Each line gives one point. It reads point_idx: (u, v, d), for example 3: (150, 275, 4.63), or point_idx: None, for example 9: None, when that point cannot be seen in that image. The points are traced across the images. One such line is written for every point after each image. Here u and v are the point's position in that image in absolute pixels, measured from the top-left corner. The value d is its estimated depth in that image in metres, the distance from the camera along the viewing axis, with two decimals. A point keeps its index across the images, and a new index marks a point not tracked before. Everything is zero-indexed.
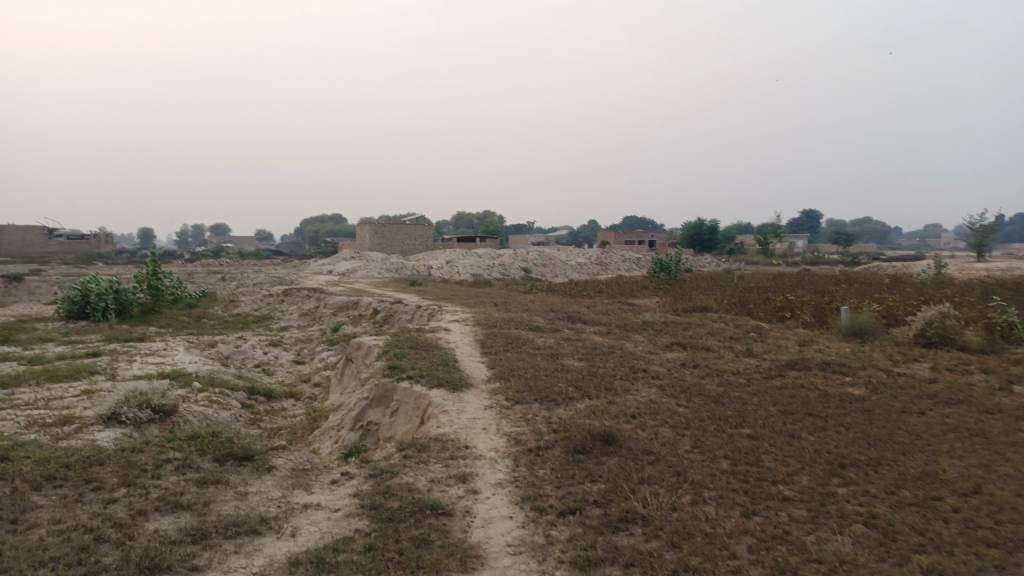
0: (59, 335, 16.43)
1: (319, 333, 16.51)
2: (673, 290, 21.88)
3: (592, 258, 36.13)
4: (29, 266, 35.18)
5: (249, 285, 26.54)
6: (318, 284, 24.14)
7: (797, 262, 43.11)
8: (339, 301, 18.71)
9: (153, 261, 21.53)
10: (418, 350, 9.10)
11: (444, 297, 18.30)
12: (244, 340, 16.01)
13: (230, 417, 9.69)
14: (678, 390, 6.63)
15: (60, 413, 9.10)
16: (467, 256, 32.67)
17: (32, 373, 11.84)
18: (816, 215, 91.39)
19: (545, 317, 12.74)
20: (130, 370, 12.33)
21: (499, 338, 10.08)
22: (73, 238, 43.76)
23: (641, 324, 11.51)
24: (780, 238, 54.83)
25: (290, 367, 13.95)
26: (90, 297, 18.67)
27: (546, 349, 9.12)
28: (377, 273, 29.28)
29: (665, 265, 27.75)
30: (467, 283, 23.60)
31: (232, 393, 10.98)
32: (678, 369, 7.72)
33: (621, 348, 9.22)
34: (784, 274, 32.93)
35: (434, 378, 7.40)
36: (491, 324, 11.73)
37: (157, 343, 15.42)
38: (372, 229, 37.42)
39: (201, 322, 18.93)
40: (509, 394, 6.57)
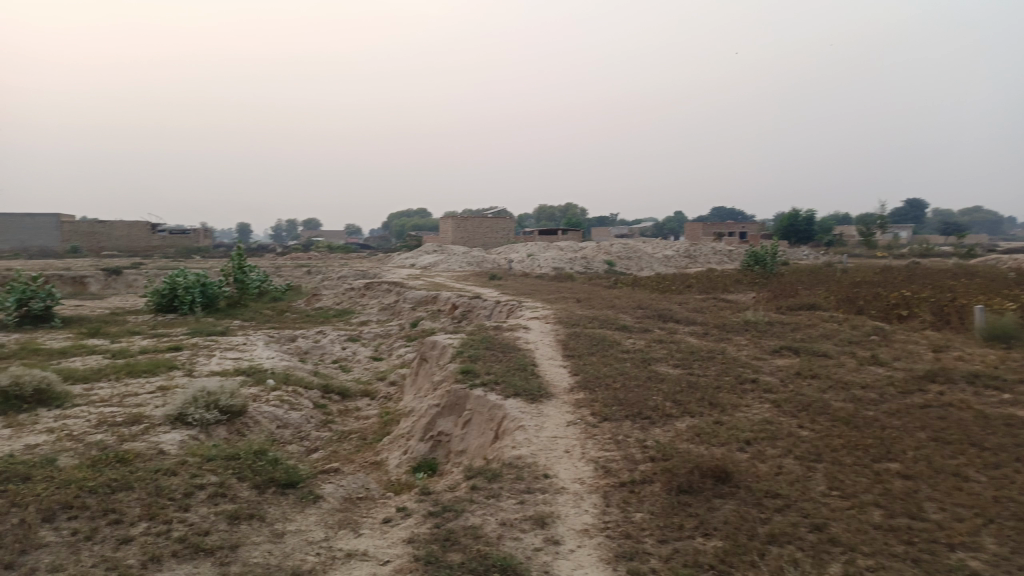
0: (146, 329, 16.63)
1: (397, 329, 16.08)
2: (771, 285, 20.37)
3: (680, 250, 34.63)
4: (132, 260, 36.77)
5: (332, 279, 26.57)
6: (399, 278, 23.82)
7: (903, 254, 40.19)
8: (419, 296, 18.26)
9: (239, 254, 21.72)
10: (495, 351, 8.37)
11: (525, 292, 17.49)
12: (323, 335, 15.73)
13: (300, 419, 9.23)
14: (798, 409, 5.63)
15: (131, 412, 8.85)
16: (550, 249, 31.86)
17: (114, 368, 11.82)
18: (923, 203, 85.82)
19: (633, 315, 11.79)
20: (208, 365, 12.17)
21: (584, 339, 9.22)
22: (174, 234, 45.54)
23: (742, 324, 10.39)
24: (884, 229, 51.41)
25: (368, 363, 13.52)
26: (178, 290, 18.91)
27: (637, 353, 8.23)
28: (458, 266, 28.88)
29: (761, 258, 26.13)
30: (549, 277, 22.81)
31: (306, 391, 10.58)
32: (794, 381, 6.68)
33: (722, 353, 8.21)
34: (892, 267, 30.58)
35: (511, 386, 6.63)
36: (574, 323, 10.89)
37: (238, 337, 15.34)
38: (454, 221, 37.15)
39: (284, 315, 18.87)
40: (595, 408, 5.73)
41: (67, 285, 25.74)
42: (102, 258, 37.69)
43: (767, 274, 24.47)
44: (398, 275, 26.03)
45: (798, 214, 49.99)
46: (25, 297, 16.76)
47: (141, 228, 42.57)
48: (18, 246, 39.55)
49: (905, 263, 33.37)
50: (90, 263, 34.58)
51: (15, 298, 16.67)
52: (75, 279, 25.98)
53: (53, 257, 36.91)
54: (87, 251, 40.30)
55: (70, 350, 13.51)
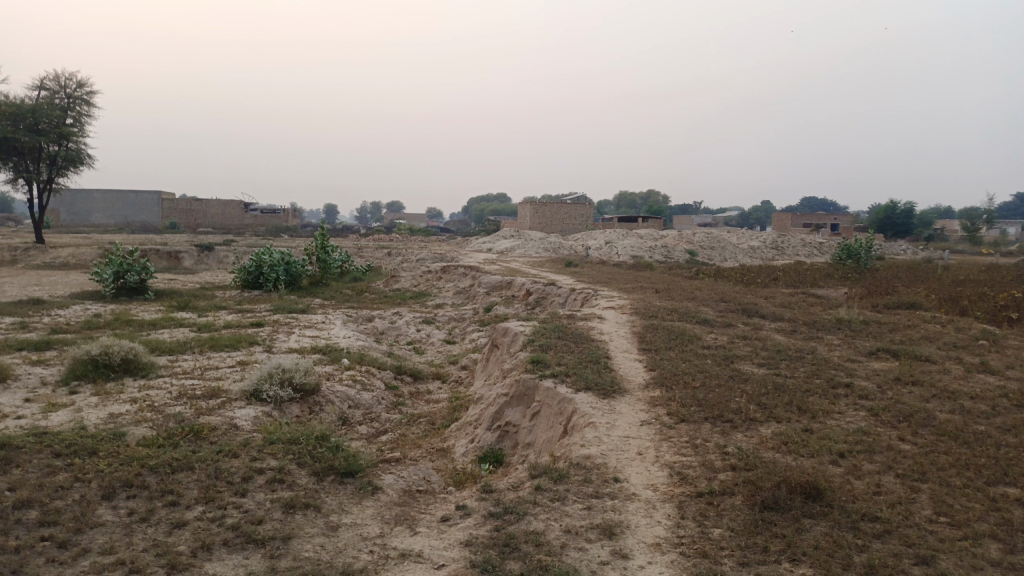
0: (232, 304, 17.16)
1: (472, 313, 16.01)
2: (864, 281, 19.28)
3: (767, 242, 33.33)
4: (224, 237, 38.22)
5: (411, 261, 26.84)
6: (476, 262, 23.79)
7: (1012, 252, 37.49)
8: (494, 281, 18.15)
9: (322, 233, 22.08)
10: (568, 341, 8.12)
11: (602, 280, 17.11)
12: (399, 317, 15.82)
13: (372, 399, 9.23)
14: (897, 421, 5.15)
15: (210, 386, 9.06)
16: (630, 237, 31.23)
17: (198, 341, 12.18)
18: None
19: (715, 308, 11.30)
20: (287, 342, 12.39)
21: (662, 331, 8.85)
22: (264, 213, 47.11)
23: (834, 323, 9.76)
24: (991, 224, 48.11)
25: (441, 346, 13.48)
26: (263, 267, 19.43)
27: (718, 349, 7.81)
28: (536, 252, 28.68)
29: (853, 252, 24.81)
30: (628, 266, 22.30)
31: (379, 372, 10.61)
32: (892, 388, 6.16)
33: (811, 354, 7.70)
34: (1000, 264, 28.51)
35: (583, 378, 6.36)
36: (652, 314, 10.50)
37: (316, 315, 15.60)
38: (533, 207, 36.93)
39: (362, 295, 19.12)
40: (672, 407, 5.41)
41: (163, 259, 26.96)
42: (197, 234, 39.36)
43: (859, 269, 23.20)
44: (476, 259, 26.02)
45: (895, 207, 47.35)
46: (121, 270, 17.55)
47: (234, 206, 44.24)
48: (122, 221, 41.80)
49: (1014, 261, 31.08)
50: (185, 239, 36.17)
51: (113, 270, 17.48)
52: (170, 254, 27.18)
53: (153, 232, 38.79)
54: (184, 227, 42.17)
55: (160, 322, 14.04)
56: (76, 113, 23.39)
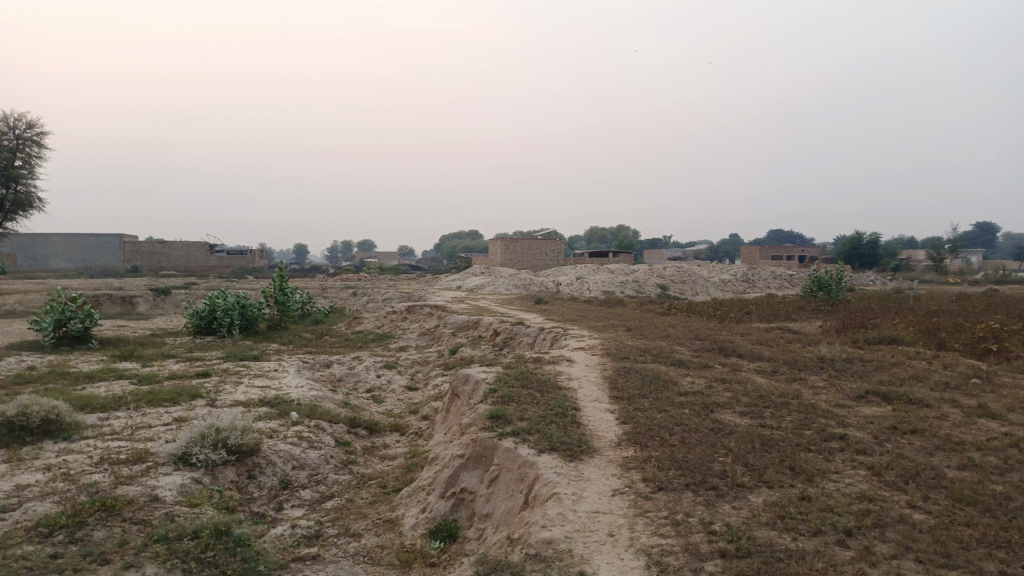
0: (181, 351, 16.19)
1: (436, 356, 15.22)
2: (839, 313, 18.90)
3: (737, 274, 33.11)
4: (185, 280, 36.96)
5: (376, 301, 26.03)
6: (443, 301, 23.02)
7: (978, 280, 37.79)
8: (460, 321, 17.42)
9: (281, 275, 21.06)
10: (532, 390, 7.39)
11: (572, 318, 16.49)
12: (359, 362, 14.98)
13: (319, 458, 8.38)
14: (905, 483, 4.49)
15: (136, 448, 8.16)
16: (601, 272, 30.74)
17: (135, 395, 11.22)
18: (994, 228, 81.69)
19: (690, 347, 10.67)
20: (233, 394, 11.47)
21: (634, 376, 8.18)
22: (229, 254, 45.94)
23: (816, 361, 9.17)
24: (956, 254, 48.65)
25: (402, 394, 12.65)
26: (216, 312, 18.45)
27: (695, 395, 7.15)
28: (505, 289, 28.03)
29: (825, 283, 24.53)
30: (599, 302, 21.72)
31: (331, 426, 9.77)
32: (892, 440, 5.53)
33: (797, 398, 7.07)
34: (970, 294, 28.50)
35: (547, 435, 5.62)
36: (624, 356, 9.84)
37: (270, 362, 14.69)
38: (503, 244, 36.42)
39: (322, 339, 18.25)
40: (648, 471, 4.70)
41: (116, 304, 25.76)
42: (157, 277, 38.07)
43: (831, 301, 22.93)
44: (444, 297, 25.24)
45: (861, 238, 47.76)
46: (63, 318, 16.48)
47: (199, 248, 43.08)
48: (81, 266, 40.34)
49: (981, 290, 31.15)
50: (144, 283, 34.92)
51: (53, 318, 16.43)
52: (124, 299, 26.03)
53: (111, 276, 37.53)
54: (146, 270, 40.85)
55: (98, 374, 13.04)
56: (24, 154, 22.42)
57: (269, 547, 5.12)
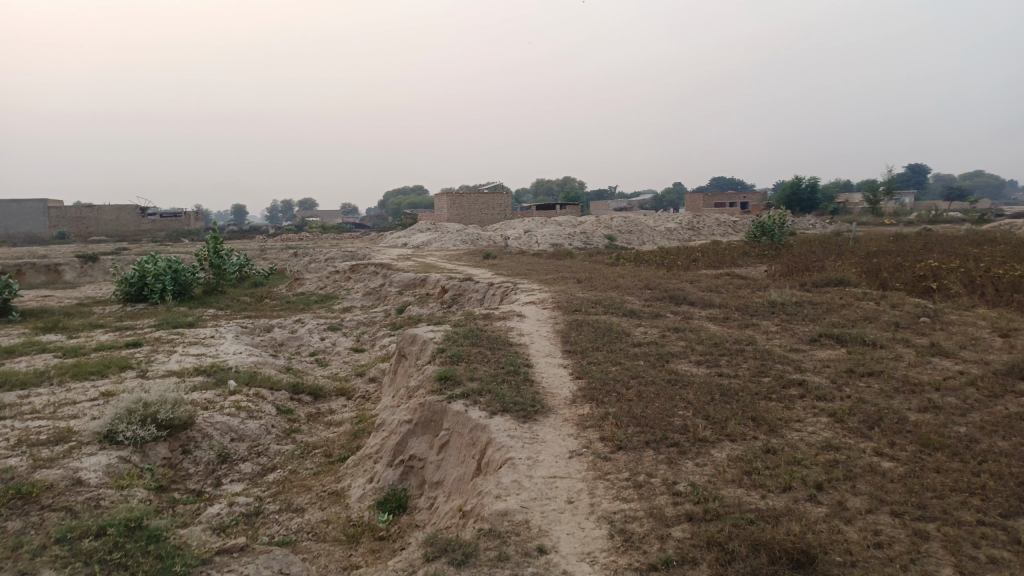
0: (111, 321, 15.34)
1: (382, 315, 14.76)
2: (783, 257, 19.04)
3: (682, 223, 33.26)
4: (116, 245, 35.30)
5: (318, 261, 25.24)
6: (388, 259, 22.41)
7: (912, 221, 38.80)
8: (406, 279, 16.95)
9: (215, 237, 20.15)
10: (482, 348, 7.07)
11: (521, 272, 16.19)
12: (301, 325, 14.42)
13: (259, 429, 7.93)
14: (868, 430, 4.35)
15: (58, 427, 7.57)
16: (547, 224, 30.44)
17: (58, 370, 10.51)
18: (924, 169, 84.10)
19: (641, 297, 10.49)
20: (166, 364, 10.85)
21: (586, 329, 7.93)
22: (164, 217, 44.10)
23: (767, 306, 9.10)
24: (890, 196, 49.90)
25: (347, 356, 12.22)
26: (146, 278, 17.53)
27: (650, 346, 6.94)
28: (451, 245, 27.53)
29: (768, 229, 24.75)
30: (547, 255, 21.47)
31: (272, 393, 9.31)
32: (850, 385, 5.42)
33: (752, 345, 6.92)
34: (906, 234, 29.23)
35: (499, 395, 5.30)
36: (575, 308, 9.59)
37: (207, 329, 14.01)
38: (449, 199, 35.76)
39: (263, 303, 17.55)
40: (606, 429, 4.44)
41: (41, 274, 24.40)
42: (86, 244, 36.30)
43: (775, 246, 23.16)
44: (389, 255, 24.59)
45: (800, 183, 48.48)
46: None
47: (130, 212, 41.13)
48: (3, 234, 38.09)
49: (915, 230, 32.00)
50: (71, 250, 33.19)
51: None
52: (49, 267, 24.64)
53: (36, 244, 35.57)
54: (75, 236, 38.88)
55: (18, 348, 12.20)
56: None
57: (198, 539, 4.73)
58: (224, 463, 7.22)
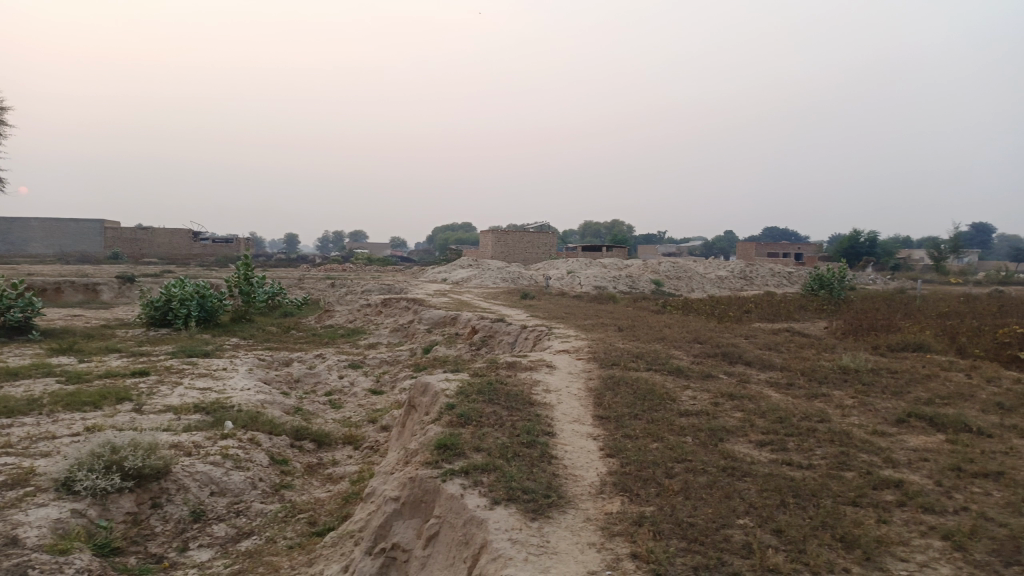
0: (129, 346, 14.71)
1: (407, 355, 13.81)
2: (844, 313, 17.60)
3: (734, 271, 31.85)
4: (162, 268, 35.36)
5: (354, 294, 24.53)
6: (424, 294, 21.60)
7: (980, 281, 36.67)
8: (437, 317, 16.03)
9: (246, 263, 19.57)
10: (499, 407, 5.99)
11: (559, 315, 15.11)
12: (321, 360, 13.54)
13: (243, 482, 6.95)
14: (1005, 569, 3.13)
15: (20, 466, 6.69)
16: (592, 266, 29.36)
17: (52, 397, 9.73)
18: (989, 228, 80.71)
19: (690, 352, 9.29)
20: (166, 398, 10.01)
21: (625, 389, 6.79)
22: (217, 242, 44.44)
23: (837, 373, 7.83)
24: (956, 255, 47.51)
25: (364, 398, 11.28)
26: (172, 302, 16.95)
27: (699, 418, 5.77)
28: (492, 283, 26.68)
29: (826, 282, 23.25)
30: (589, 298, 20.40)
31: (270, 439, 8.36)
32: (962, 491, 4.17)
33: (825, 423, 5.71)
34: (976, 295, 27.32)
35: (506, 476, 4.21)
36: (614, 362, 8.44)
37: (222, 360, 13.23)
38: (494, 236, 35.02)
39: (288, 334, 16.78)
40: (640, 543, 3.31)
41: (80, 292, 24.22)
42: (135, 265, 36.48)
43: (834, 300, 21.65)
44: (426, 291, 23.76)
45: (858, 236, 46.62)
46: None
47: (181, 236, 41.44)
48: (59, 251, 38.82)
49: (986, 291, 29.95)
50: (117, 271, 33.36)
51: None
52: (88, 286, 24.47)
53: (87, 263, 35.90)
54: (128, 257, 39.26)
55: (23, 370, 11.54)
56: None
57: None
58: (194, 525, 6.21)
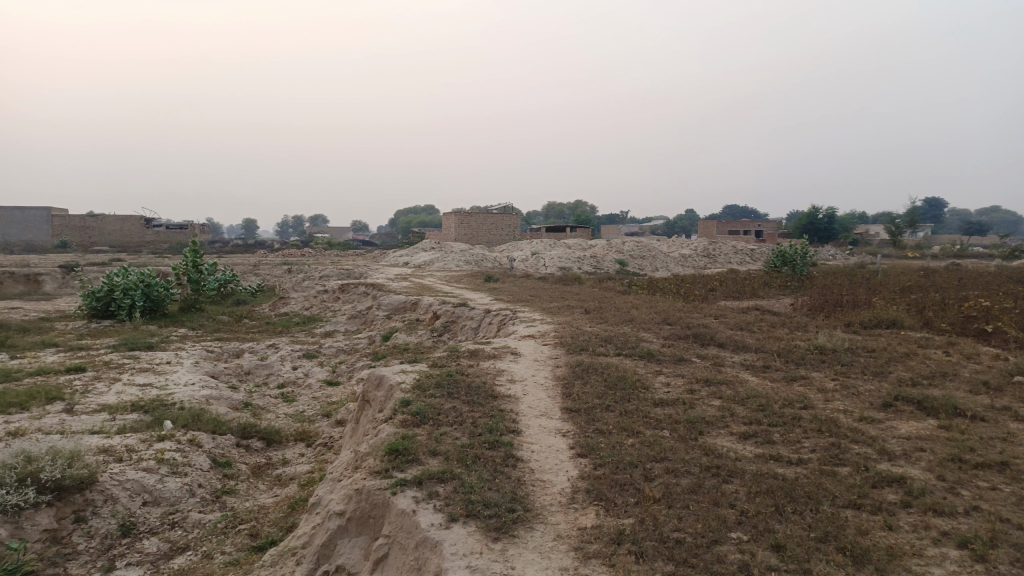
0: (68, 339, 13.81)
1: (365, 343, 13.19)
2: (809, 289, 17.43)
3: (697, 249, 31.67)
4: (111, 257, 33.93)
5: (312, 280, 23.66)
6: (383, 279, 20.90)
7: (936, 255, 37.05)
8: (396, 302, 15.42)
9: (194, 249, 18.63)
10: (458, 402, 5.46)
11: (522, 298, 14.61)
12: (274, 351, 12.86)
13: (180, 490, 6.34)
14: None
15: None
16: (556, 247, 28.91)
17: None
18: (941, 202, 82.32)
19: (660, 335, 8.87)
20: (101, 397, 9.26)
21: (594, 378, 6.32)
22: (170, 228, 42.92)
23: (814, 353, 7.48)
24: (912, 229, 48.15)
25: (319, 390, 10.67)
26: (114, 292, 16.02)
27: (676, 408, 5.33)
28: (454, 266, 26.07)
29: (789, 258, 23.12)
30: (554, 279, 19.93)
31: (213, 439, 7.73)
32: (968, 486, 3.78)
33: (809, 409, 5.31)
34: (934, 268, 27.54)
35: (464, 488, 3.70)
36: (581, 347, 7.97)
37: (167, 353, 12.46)
38: (456, 218, 34.33)
39: (240, 323, 16.01)
40: (620, 568, 2.84)
41: (19, 283, 22.96)
42: (83, 253, 34.97)
43: (797, 276, 21.53)
44: (386, 275, 23.05)
45: (817, 213, 46.89)
46: None
47: (133, 223, 39.90)
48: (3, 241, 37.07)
49: (943, 264, 30.22)
50: (63, 260, 31.92)
51: None
52: (28, 277, 23.21)
53: (32, 253, 34.32)
54: (77, 245, 37.68)
55: None
56: None
57: None
58: (120, 542, 5.59)
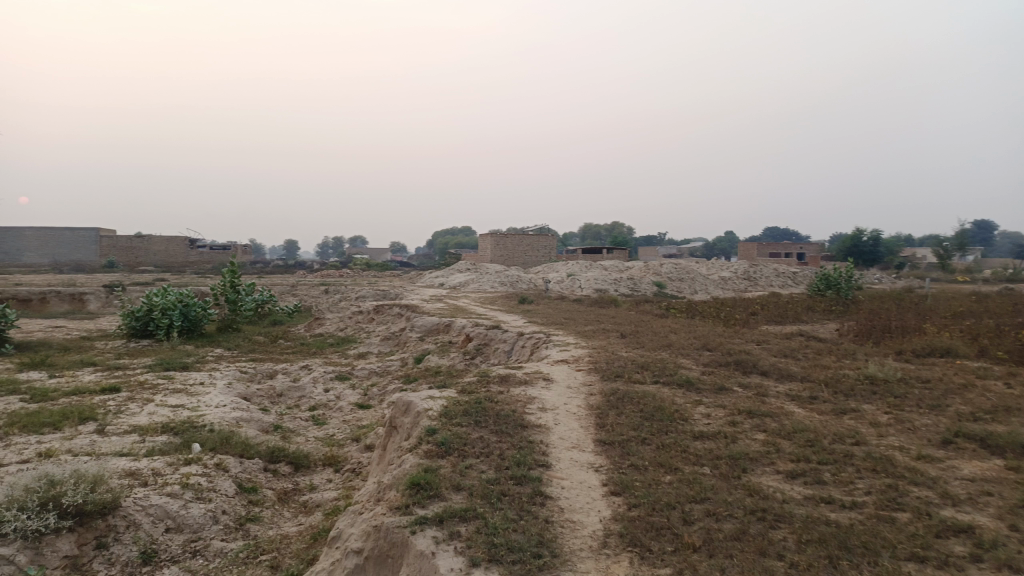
0: (106, 359, 13.96)
1: (398, 365, 13.05)
2: (855, 314, 16.83)
3: (737, 272, 31.04)
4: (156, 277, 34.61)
5: (348, 301, 23.70)
6: (418, 300, 20.82)
7: (988, 279, 35.74)
8: (429, 323, 15.28)
9: (232, 270, 18.80)
10: (487, 432, 5.23)
11: (557, 320, 14.35)
12: (307, 372, 12.80)
13: (204, 516, 6.20)
14: None
15: None
16: (592, 269, 28.60)
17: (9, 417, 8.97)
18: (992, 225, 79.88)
19: (699, 361, 8.53)
20: (133, 418, 9.24)
21: (629, 407, 6.03)
22: (213, 249, 43.72)
23: (863, 383, 7.07)
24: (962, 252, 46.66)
25: (349, 413, 10.54)
26: (153, 312, 16.20)
27: (717, 442, 5.02)
28: (489, 288, 25.92)
29: (833, 281, 22.45)
30: (590, 302, 19.63)
31: (240, 463, 7.60)
32: None
33: (861, 446, 4.95)
34: (986, 293, 26.51)
35: (487, 529, 3.46)
36: (616, 374, 7.68)
37: (201, 373, 12.49)
38: (492, 239, 34.27)
39: (275, 344, 16.03)
40: None
41: (65, 302, 23.46)
42: (129, 274, 35.75)
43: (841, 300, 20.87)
44: (421, 296, 22.98)
45: (861, 235, 45.73)
46: None
47: (177, 243, 40.73)
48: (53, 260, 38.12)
49: (996, 289, 29.11)
50: (109, 280, 32.65)
51: None
52: (74, 296, 23.70)
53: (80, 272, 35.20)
54: (123, 265, 38.56)
55: None
56: None
57: None
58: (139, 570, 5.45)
